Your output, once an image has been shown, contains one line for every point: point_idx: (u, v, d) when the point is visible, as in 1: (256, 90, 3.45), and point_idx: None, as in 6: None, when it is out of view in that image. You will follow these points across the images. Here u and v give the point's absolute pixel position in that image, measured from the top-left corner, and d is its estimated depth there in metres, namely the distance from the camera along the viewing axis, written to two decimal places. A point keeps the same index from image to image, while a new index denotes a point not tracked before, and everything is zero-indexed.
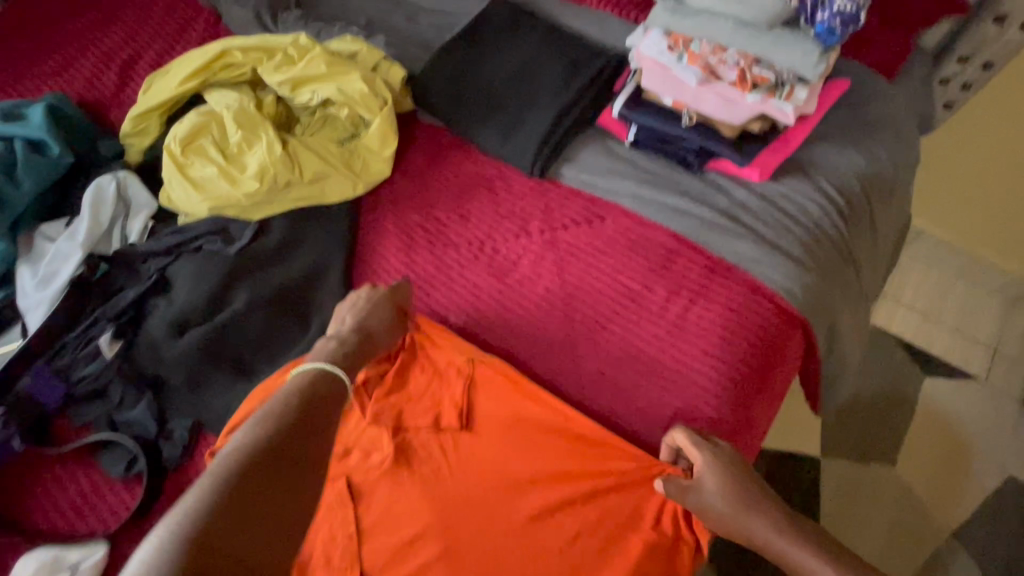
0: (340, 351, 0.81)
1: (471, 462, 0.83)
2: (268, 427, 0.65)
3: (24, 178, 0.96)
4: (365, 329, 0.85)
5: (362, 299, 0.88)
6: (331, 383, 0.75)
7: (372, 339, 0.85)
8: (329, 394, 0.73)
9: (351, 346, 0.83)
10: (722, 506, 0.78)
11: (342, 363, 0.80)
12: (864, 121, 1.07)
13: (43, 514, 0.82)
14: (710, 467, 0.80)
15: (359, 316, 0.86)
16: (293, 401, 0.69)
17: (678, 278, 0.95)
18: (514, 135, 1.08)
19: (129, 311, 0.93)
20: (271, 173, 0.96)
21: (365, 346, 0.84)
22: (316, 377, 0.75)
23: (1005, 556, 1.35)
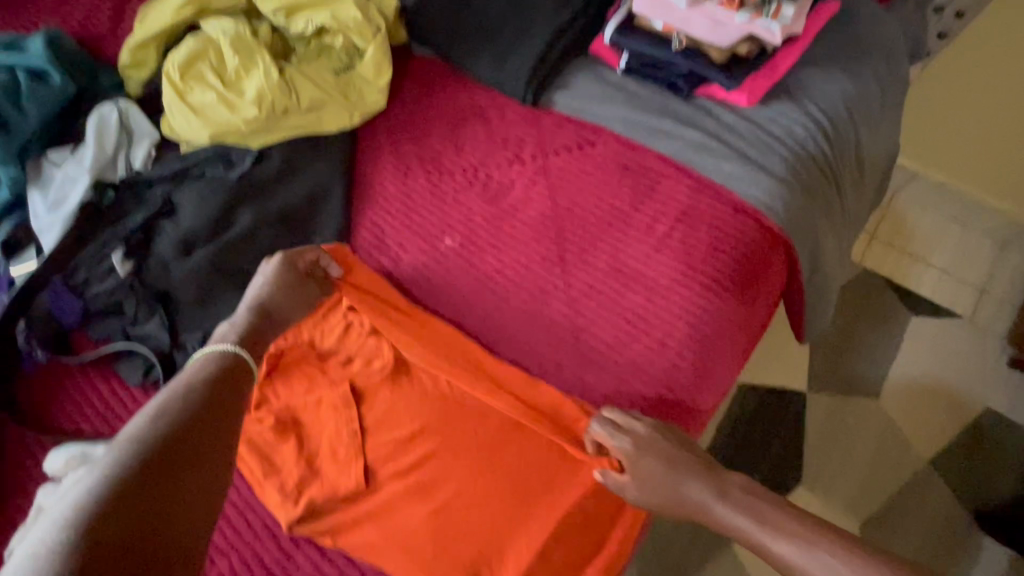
0: (240, 331, 0.81)
1: (466, 366, 0.88)
2: (168, 415, 0.64)
3: (27, 105, 0.99)
4: (267, 303, 0.85)
5: (263, 278, 0.88)
6: (235, 365, 0.75)
7: (278, 315, 0.85)
8: (232, 374, 0.74)
9: (253, 324, 0.82)
10: (655, 488, 0.82)
11: (240, 342, 0.79)
12: (853, 46, 1.08)
13: (69, 417, 0.88)
14: (633, 453, 0.80)
15: (259, 294, 0.86)
16: (192, 388, 0.69)
17: (665, 199, 0.98)
18: (507, 63, 1.09)
19: (138, 233, 0.97)
20: (269, 100, 0.98)
21: (268, 322, 0.84)
22: (213, 363, 0.74)
23: (982, 482, 1.40)
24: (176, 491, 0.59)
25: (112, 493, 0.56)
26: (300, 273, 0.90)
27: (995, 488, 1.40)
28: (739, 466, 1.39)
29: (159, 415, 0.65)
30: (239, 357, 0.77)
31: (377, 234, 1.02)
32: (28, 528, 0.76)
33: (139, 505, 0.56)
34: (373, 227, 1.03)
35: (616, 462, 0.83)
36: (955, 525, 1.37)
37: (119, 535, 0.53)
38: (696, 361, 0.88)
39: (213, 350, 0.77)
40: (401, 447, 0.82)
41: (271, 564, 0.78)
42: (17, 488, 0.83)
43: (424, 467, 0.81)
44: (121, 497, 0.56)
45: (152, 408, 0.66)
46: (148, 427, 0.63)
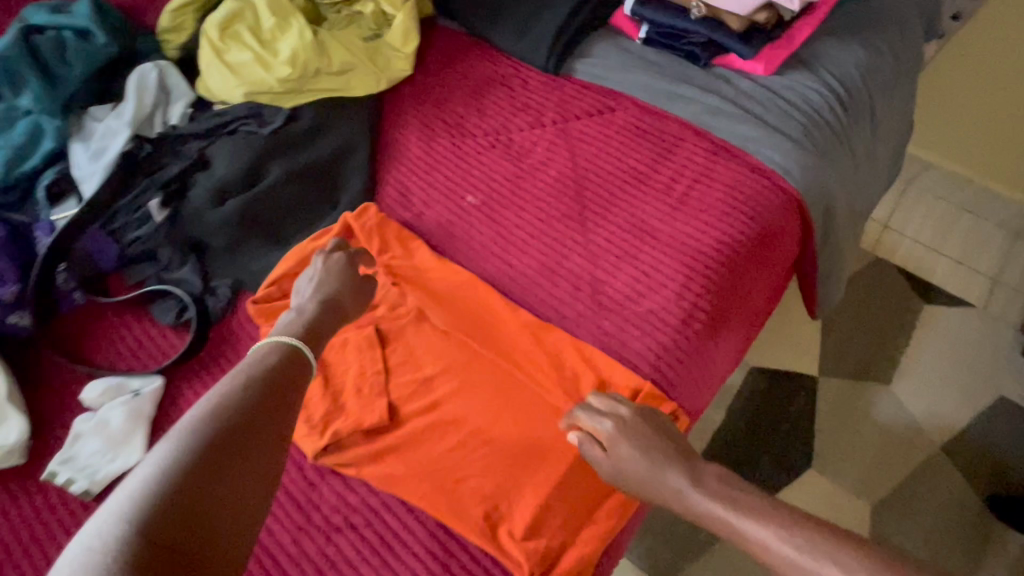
0: (304, 321, 0.78)
1: (486, 313, 0.90)
2: (226, 406, 0.62)
3: (73, 61, 1.04)
4: (331, 298, 0.83)
5: (317, 273, 0.87)
6: (296, 361, 0.72)
7: (340, 310, 0.83)
8: (293, 370, 0.71)
9: (317, 314, 0.80)
10: (633, 471, 0.76)
11: (306, 335, 0.77)
12: (868, 20, 1.10)
13: (104, 355, 0.92)
14: (617, 436, 0.76)
15: (319, 288, 0.84)
16: (250, 383, 0.66)
17: (682, 161, 1.00)
18: (529, 31, 1.13)
19: (174, 183, 1.01)
20: (301, 59, 1.02)
21: (330, 316, 0.81)
22: (275, 356, 0.71)
23: (997, 469, 1.38)
24: (229, 498, 0.57)
25: (170, 490, 0.53)
26: (357, 271, 0.88)
27: (1011, 475, 1.37)
28: (744, 449, 1.40)
29: (216, 411, 0.62)
30: (301, 351, 0.74)
31: (402, 191, 1.06)
32: (70, 450, 0.82)
33: (193, 511, 0.54)
34: (399, 185, 1.07)
35: (597, 446, 0.77)
36: (970, 509, 1.34)
37: (173, 535, 0.51)
38: (713, 313, 0.89)
39: (279, 339, 0.75)
40: (423, 386, 0.85)
41: (296, 494, 0.81)
42: (50, 419, 0.86)
43: (445, 406, 0.83)
44: (179, 500, 0.53)
45: (207, 402, 0.63)
46: (206, 424, 0.60)
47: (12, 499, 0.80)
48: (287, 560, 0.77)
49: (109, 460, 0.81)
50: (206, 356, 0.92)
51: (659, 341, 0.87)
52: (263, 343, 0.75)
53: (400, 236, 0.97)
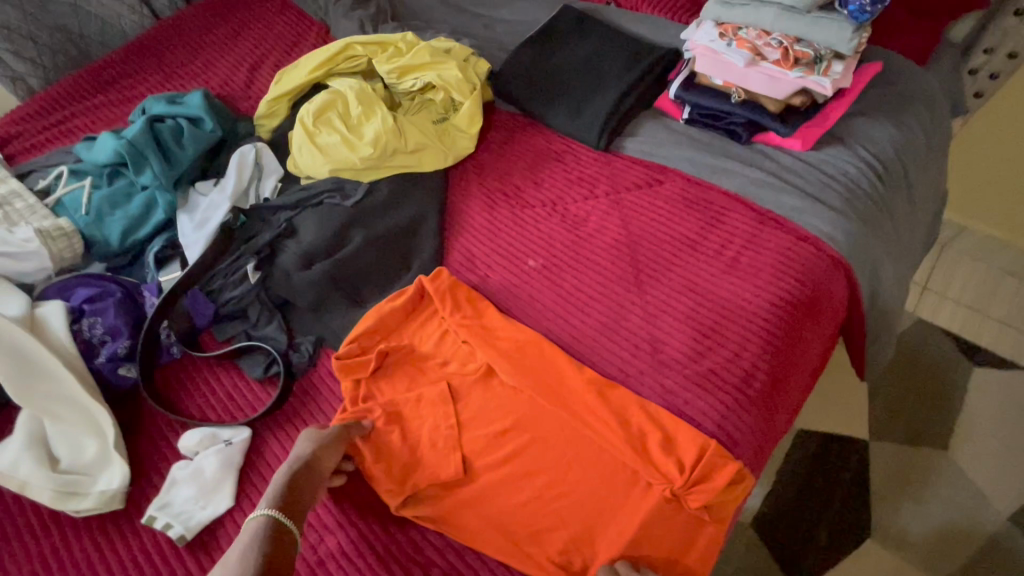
0: (280, 489, 0.80)
1: (550, 373, 0.95)
2: None
3: (187, 144, 1.19)
4: (308, 458, 0.84)
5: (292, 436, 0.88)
6: (274, 544, 0.75)
7: (320, 467, 0.84)
8: (274, 552, 0.74)
9: (294, 481, 0.82)
10: None
11: (281, 505, 0.79)
12: (896, 99, 1.20)
13: (198, 407, 1.00)
14: None
15: (295, 452, 0.85)
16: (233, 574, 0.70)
17: (730, 229, 1.08)
18: (583, 113, 1.26)
19: (265, 249, 1.12)
20: (383, 141, 1.15)
21: (309, 477, 0.83)
22: (250, 540, 0.75)
23: None
24: None
25: None
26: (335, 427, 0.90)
27: None
28: (795, 514, 1.36)
29: None
30: (277, 527, 0.77)
31: (468, 256, 1.15)
32: (167, 496, 0.88)
33: None
34: (464, 251, 1.16)
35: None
36: None
37: None
38: (770, 372, 0.93)
39: (255, 525, 0.77)
40: (494, 441, 0.90)
41: (376, 542, 0.85)
42: (151, 466, 0.94)
43: (516, 460, 0.88)
44: None
45: None
46: None
47: (113, 541, 0.86)
48: None
49: (203, 507, 0.87)
50: (289, 408, 0.98)
51: (721, 399, 0.90)
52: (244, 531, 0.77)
53: (470, 297, 1.04)
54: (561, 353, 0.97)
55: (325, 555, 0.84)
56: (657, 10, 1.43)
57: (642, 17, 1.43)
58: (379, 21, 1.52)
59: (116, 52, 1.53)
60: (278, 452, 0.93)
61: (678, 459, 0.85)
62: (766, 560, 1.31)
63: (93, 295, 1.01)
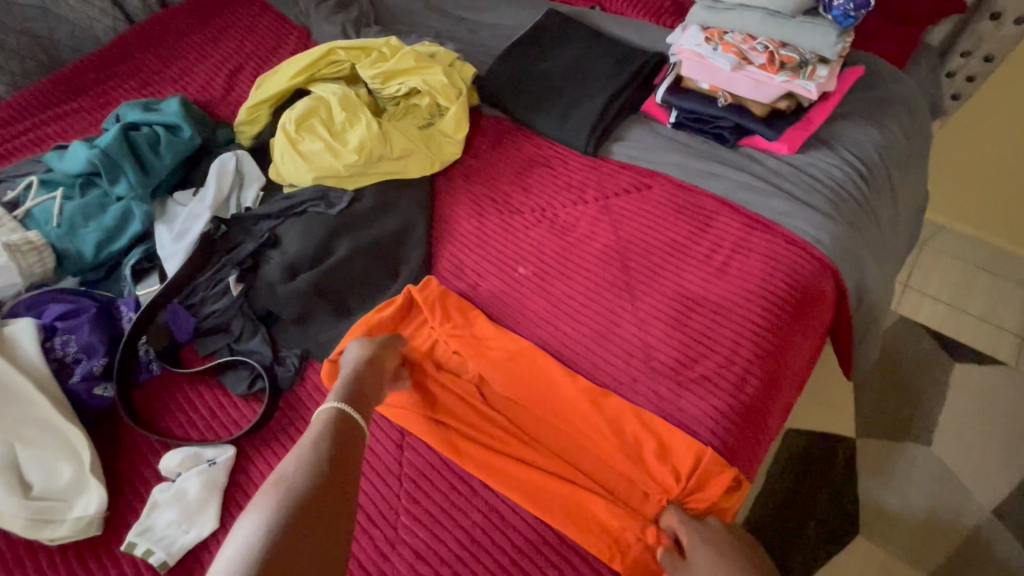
0: (346, 386, 0.84)
1: (543, 383, 0.94)
2: (294, 477, 0.70)
3: (164, 153, 1.16)
4: (369, 358, 0.88)
5: (347, 347, 0.92)
6: (346, 427, 0.79)
7: (380, 370, 0.88)
8: (345, 434, 0.78)
9: (358, 377, 0.85)
10: None
11: (348, 400, 0.82)
12: (878, 102, 1.22)
13: (179, 425, 0.97)
14: (695, 544, 0.78)
15: (353, 357, 0.89)
16: (311, 455, 0.73)
17: (720, 234, 1.08)
18: (570, 118, 1.25)
19: (248, 260, 1.09)
20: (368, 147, 1.13)
21: (371, 377, 0.86)
22: (323, 427, 0.78)
23: None
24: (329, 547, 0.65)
25: (269, 546, 0.62)
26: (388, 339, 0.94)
27: None
28: (785, 514, 1.37)
29: (283, 486, 0.69)
30: (348, 417, 0.80)
31: (457, 263, 1.13)
32: (148, 520, 0.85)
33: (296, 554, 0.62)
34: (453, 257, 1.14)
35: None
36: None
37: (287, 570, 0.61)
38: (763, 376, 0.93)
39: (323, 413, 0.80)
40: (487, 455, 0.88)
41: (367, 562, 0.82)
42: (130, 489, 0.90)
43: (511, 473, 0.86)
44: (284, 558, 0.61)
45: (272, 481, 0.70)
46: (284, 499, 0.67)
47: (91, 569, 0.83)
48: None
49: (185, 530, 0.84)
50: (276, 425, 0.95)
51: (716, 405, 0.90)
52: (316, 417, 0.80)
53: (458, 306, 1.03)
54: (555, 363, 0.95)
55: None
56: (641, 14, 1.43)
57: (626, 21, 1.43)
58: (362, 24, 1.49)
59: (87, 56, 1.48)
60: (265, 471, 0.91)
61: (674, 467, 0.85)
62: None
63: (66, 312, 0.97)
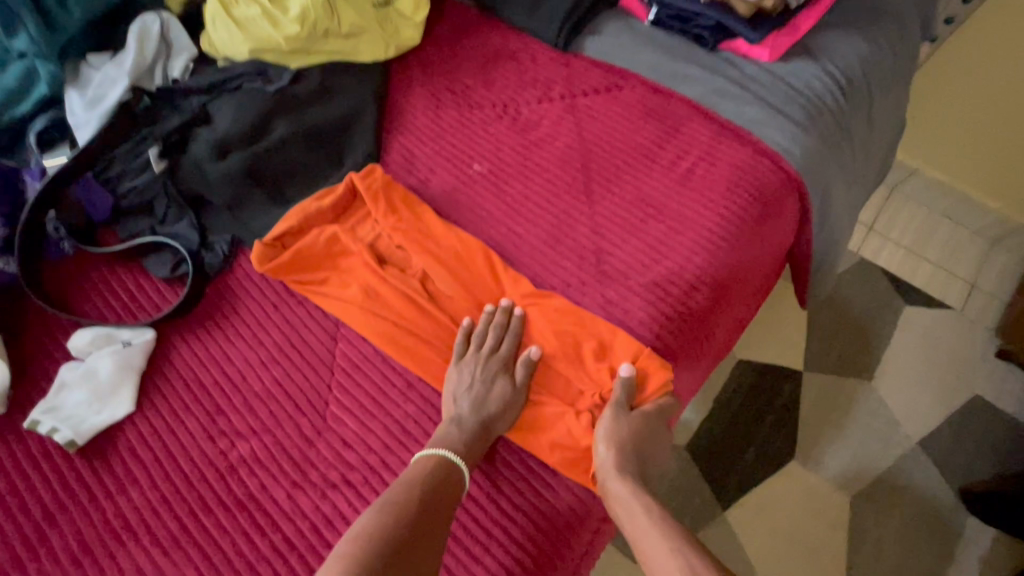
0: (464, 442, 0.76)
1: (480, 285, 0.90)
2: (391, 506, 0.69)
3: (73, 6, 1.01)
4: (489, 419, 0.78)
5: (476, 380, 0.80)
6: (451, 474, 0.73)
7: (493, 436, 0.79)
8: (450, 478, 0.73)
9: (471, 435, 0.77)
10: (625, 434, 0.78)
11: (464, 454, 0.75)
12: (871, 13, 1.14)
13: (94, 307, 0.89)
14: (651, 413, 0.81)
15: (482, 404, 0.79)
16: (415, 487, 0.71)
17: (688, 141, 1.02)
18: (540, 7, 1.14)
19: (174, 135, 0.98)
20: (311, 19, 1.00)
21: (486, 435, 0.78)
22: (430, 462, 0.74)
23: (966, 470, 1.40)
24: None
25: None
26: (523, 389, 0.82)
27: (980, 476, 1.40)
28: (725, 439, 1.42)
29: (382, 510, 0.68)
30: (455, 471, 0.74)
31: (408, 156, 1.05)
32: (56, 399, 0.80)
33: None
34: (405, 151, 1.06)
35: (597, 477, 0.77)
36: (942, 502, 1.37)
37: None
38: (716, 288, 0.91)
39: (436, 454, 0.74)
40: (424, 353, 0.84)
41: (292, 450, 0.78)
42: (38, 367, 0.84)
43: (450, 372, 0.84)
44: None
45: (376, 505, 0.69)
46: (378, 528, 0.66)
47: None
48: (281, 515, 0.75)
49: (99, 410, 0.79)
50: (201, 310, 0.89)
51: (662, 310, 0.87)
52: (427, 450, 0.75)
53: (401, 196, 0.96)
54: (504, 264, 0.92)
55: (238, 460, 0.78)
56: None
57: None
58: None
59: None
60: (187, 356, 0.85)
61: (611, 367, 0.84)
62: (696, 480, 1.38)
63: None
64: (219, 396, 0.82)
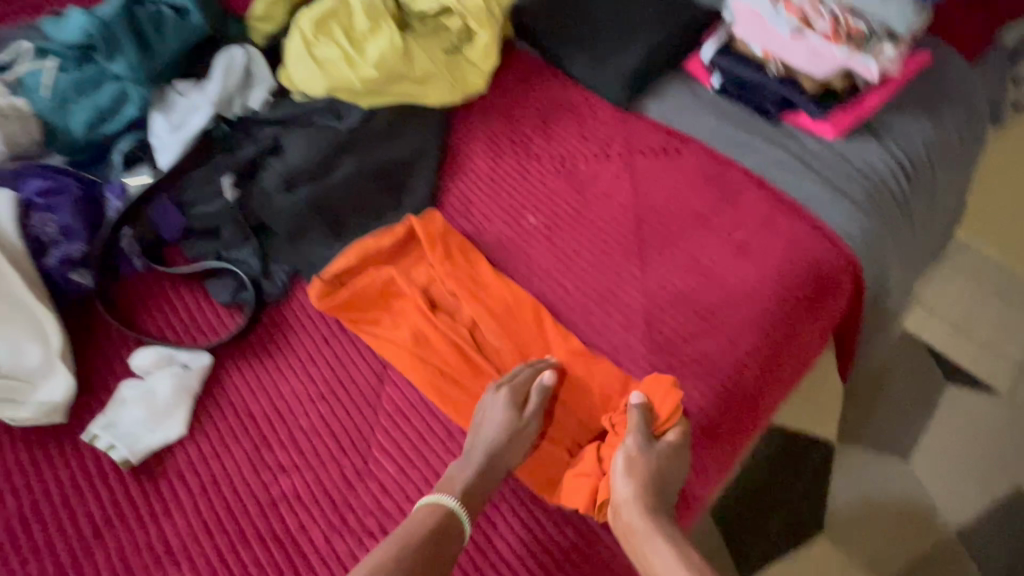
0: (468, 480, 0.76)
1: (529, 340, 0.91)
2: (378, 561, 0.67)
3: (169, 35, 1.08)
4: (494, 455, 0.77)
5: (489, 415, 0.81)
6: (450, 527, 0.72)
7: (501, 473, 0.78)
8: (448, 532, 0.71)
9: (478, 474, 0.77)
10: (644, 462, 0.77)
11: (465, 493, 0.75)
12: (942, 96, 1.13)
13: (157, 324, 0.93)
14: (667, 445, 0.80)
15: (490, 439, 0.79)
16: (407, 540, 0.70)
17: (744, 212, 1.02)
18: (605, 64, 1.16)
19: (247, 165, 1.03)
20: (388, 64, 1.05)
21: (495, 473, 0.77)
22: (428, 516, 0.72)
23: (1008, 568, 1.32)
24: None
25: None
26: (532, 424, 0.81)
27: None
28: (750, 507, 1.38)
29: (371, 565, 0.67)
30: (455, 519, 0.73)
31: (465, 202, 1.07)
32: (114, 414, 0.83)
33: None
34: (462, 196, 1.08)
35: (612, 509, 0.76)
36: None
37: None
38: (766, 366, 0.90)
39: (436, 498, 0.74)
40: (468, 405, 0.85)
41: (332, 490, 0.80)
42: (99, 381, 0.88)
43: None
44: None
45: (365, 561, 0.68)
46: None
47: (53, 454, 0.81)
48: (316, 556, 0.75)
49: (153, 428, 0.82)
50: (256, 338, 0.92)
51: (710, 386, 0.87)
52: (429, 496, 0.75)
53: (458, 243, 0.98)
54: (550, 317, 0.93)
55: (279, 496, 0.79)
56: None
57: None
58: None
59: None
60: (239, 383, 0.87)
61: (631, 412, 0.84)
62: (717, 546, 1.34)
63: (47, 188, 0.93)
64: (266, 427, 0.84)
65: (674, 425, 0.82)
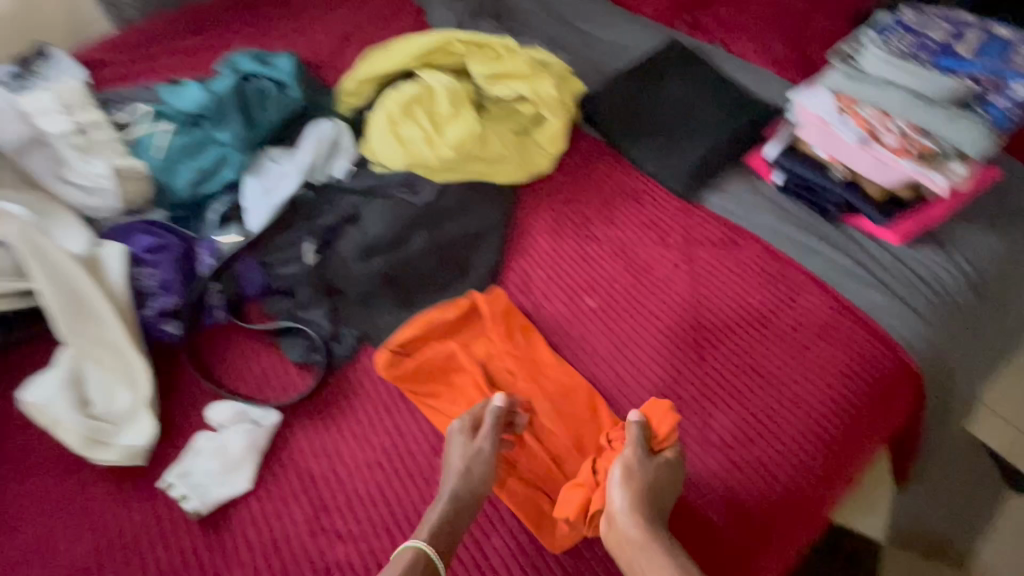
0: (441, 514, 0.78)
1: (584, 428, 0.93)
2: None
3: (269, 109, 1.19)
4: (460, 486, 0.80)
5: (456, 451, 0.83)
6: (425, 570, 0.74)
7: (474, 501, 0.80)
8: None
9: (453, 506, 0.79)
10: (638, 472, 0.80)
11: (434, 528, 0.77)
12: (1010, 211, 1.13)
13: (233, 378, 0.99)
14: (657, 464, 0.82)
15: (458, 471, 0.81)
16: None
17: (804, 314, 1.02)
18: (668, 157, 1.21)
19: (327, 232, 1.10)
20: (466, 147, 1.13)
21: (472, 496, 0.80)
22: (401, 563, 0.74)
23: None
24: None
25: None
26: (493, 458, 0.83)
27: None
28: None
29: None
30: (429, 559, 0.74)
31: (525, 281, 1.11)
32: (187, 465, 0.88)
33: None
34: (522, 275, 1.12)
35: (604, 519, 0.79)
36: None
37: None
38: (822, 478, 0.90)
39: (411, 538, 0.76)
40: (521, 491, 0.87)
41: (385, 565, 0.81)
42: (177, 429, 0.94)
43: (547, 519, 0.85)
44: None
45: None
46: None
47: (129, 497, 0.87)
48: None
49: (222, 482, 0.86)
50: (322, 400, 0.96)
51: (764, 493, 0.88)
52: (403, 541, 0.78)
53: (521, 325, 1.02)
54: (606, 408, 0.95)
55: (332, 564, 0.81)
56: (770, 63, 1.33)
57: (749, 65, 1.35)
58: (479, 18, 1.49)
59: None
60: (303, 445, 0.92)
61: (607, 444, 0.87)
62: None
63: (154, 245, 1.03)
64: (326, 492, 0.87)
65: (672, 444, 0.84)
